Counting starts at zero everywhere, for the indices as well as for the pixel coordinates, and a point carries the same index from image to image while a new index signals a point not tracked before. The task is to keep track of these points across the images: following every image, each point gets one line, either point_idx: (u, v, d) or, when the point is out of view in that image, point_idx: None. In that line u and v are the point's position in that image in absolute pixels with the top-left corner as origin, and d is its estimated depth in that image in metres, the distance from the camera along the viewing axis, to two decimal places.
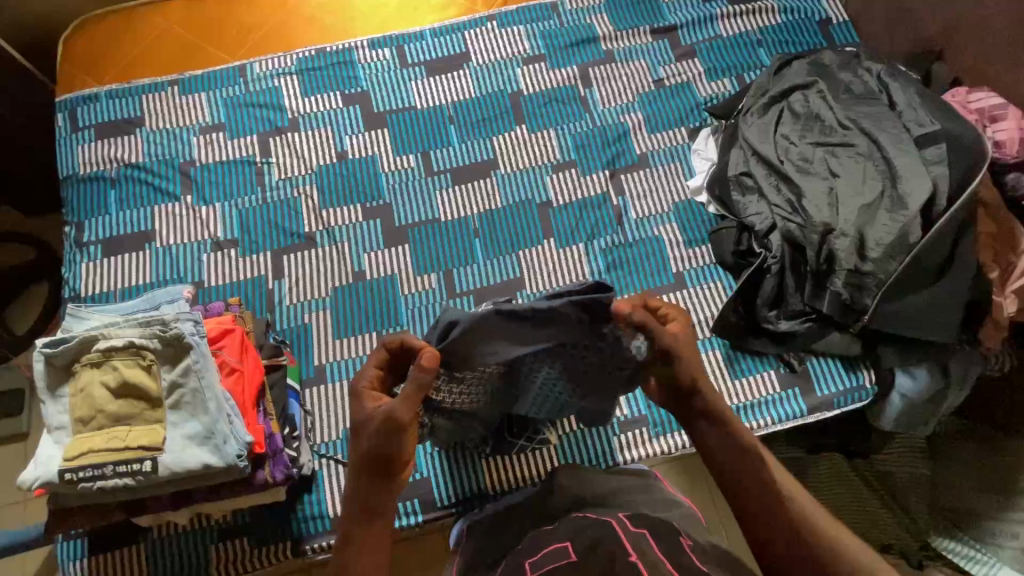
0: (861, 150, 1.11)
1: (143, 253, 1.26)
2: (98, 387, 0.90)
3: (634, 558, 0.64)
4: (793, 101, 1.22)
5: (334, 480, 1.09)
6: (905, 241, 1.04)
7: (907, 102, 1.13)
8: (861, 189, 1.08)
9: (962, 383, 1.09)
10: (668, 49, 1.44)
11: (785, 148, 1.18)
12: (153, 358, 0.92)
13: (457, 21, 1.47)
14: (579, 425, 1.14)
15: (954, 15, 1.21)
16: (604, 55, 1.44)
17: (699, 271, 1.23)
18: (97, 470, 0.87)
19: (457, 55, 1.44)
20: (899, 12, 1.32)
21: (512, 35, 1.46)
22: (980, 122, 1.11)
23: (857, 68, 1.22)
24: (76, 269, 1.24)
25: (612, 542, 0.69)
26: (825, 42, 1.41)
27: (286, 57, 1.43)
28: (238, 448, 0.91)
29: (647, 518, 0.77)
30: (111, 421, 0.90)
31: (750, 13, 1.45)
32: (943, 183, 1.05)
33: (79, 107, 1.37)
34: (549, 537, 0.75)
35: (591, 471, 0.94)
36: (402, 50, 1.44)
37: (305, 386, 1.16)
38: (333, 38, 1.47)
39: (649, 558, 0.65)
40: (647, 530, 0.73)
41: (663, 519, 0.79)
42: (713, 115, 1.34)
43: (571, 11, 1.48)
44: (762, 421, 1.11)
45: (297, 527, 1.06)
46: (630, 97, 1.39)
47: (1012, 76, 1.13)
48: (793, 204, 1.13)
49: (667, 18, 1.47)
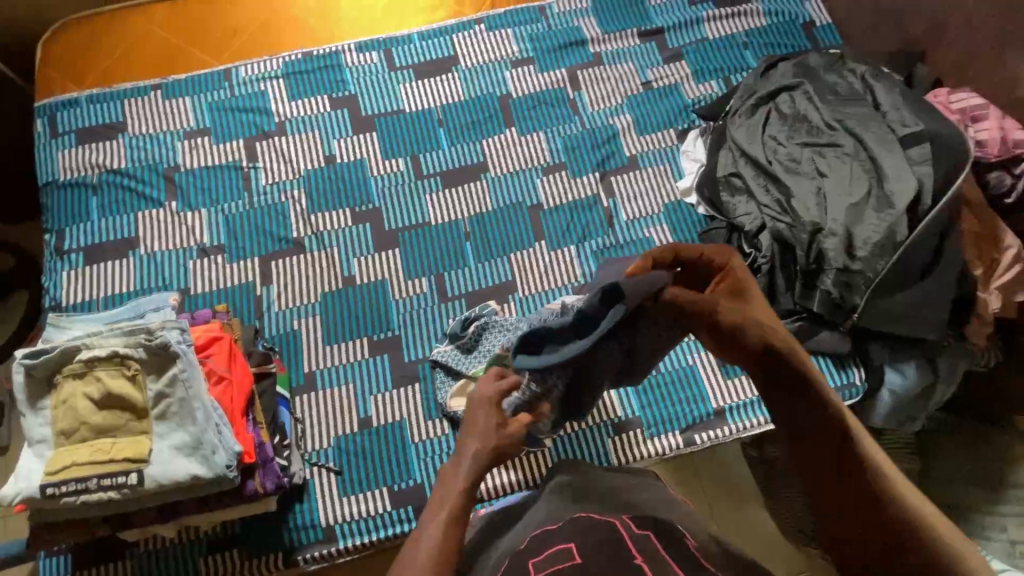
0: (847, 150, 1.12)
1: (126, 261, 1.23)
2: (81, 399, 0.87)
3: (639, 560, 0.65)
4: (780, 102, 1.23)
5: (327, 488, 1.08)
6: (892, 239, 1.05)
7: (891, 103, 1.15)
8: (848, 188, 1.09)
9: (950, 379, 1.10)
10: (656, 52, 1.45)
11: (773, 149, 1.18)
12: (138, 368, 0.89)
13: (446, 24, 1.47)
14: (575, 427, 1.14)
15: (937, 18, 1.23)
16: (592, 58, 1.44)
17: None
18: (81, 484, 0.84)
19: (445, 58, 1.44)
20: (882, 15, 1.34)
21: (499, 38, 1.45)
22: (963, 122, 1.13)
23: (842, 70, 1.23)
24: (57, 278, 1.21)
25: (615, 544, 0.68)
26: (810, 44, 1.43)
27: (273, 61, 1.41)
28: (227, 458, 0.89)
29: (648, 519, 0.77)
30: (94, 433, 0.87)
31: (735, 16, 1.47)
32: (928, 183, 1.06)
33: (59, 112, 1.34)
34: (550, 538, 0.74)
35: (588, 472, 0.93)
36: (390, 53, 1.44)
37: (296, 394, 1.14)
38: (320, 42, 1.46)
39: (655, 561, 0.66)
40: (651, 531, 0.73)
41: (663, 519, 0.78)
42: (701, 117, 1.35)
43: (559, 14, 1.49)
44: (754, 422, 1.14)
45: (288, 537, 1.05)
46: (619, 99, 1.40)
47: (994, 77, 1.15)
48: (782, 204, 1.14)
49: (654, 21, 1.48)
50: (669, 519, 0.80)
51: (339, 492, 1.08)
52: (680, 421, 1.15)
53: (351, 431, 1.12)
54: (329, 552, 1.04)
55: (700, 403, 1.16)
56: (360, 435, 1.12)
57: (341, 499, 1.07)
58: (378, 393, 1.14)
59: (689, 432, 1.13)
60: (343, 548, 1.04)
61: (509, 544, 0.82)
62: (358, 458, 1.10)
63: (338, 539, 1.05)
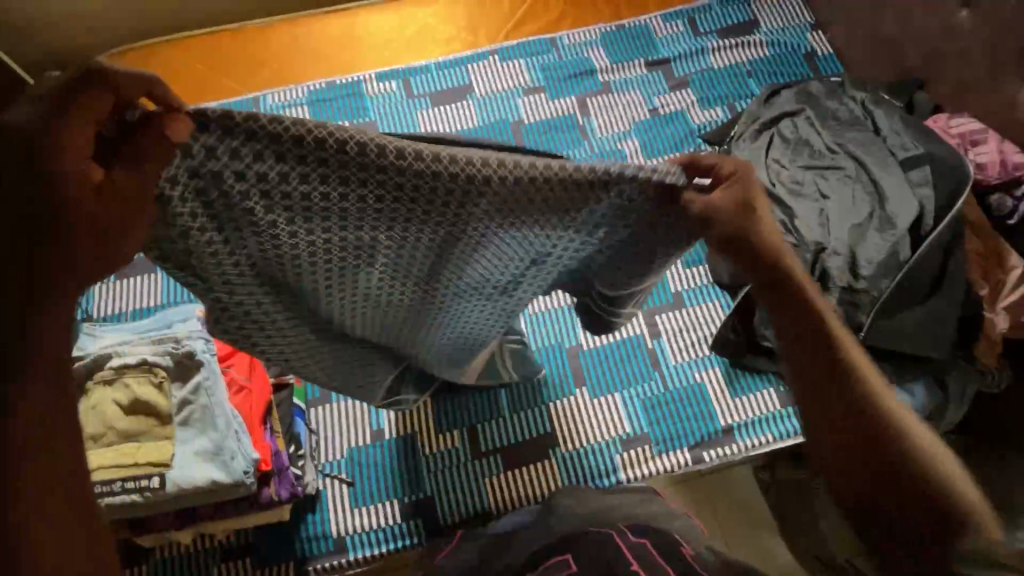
0: (849, 173, 1.15)
1: (154, 276, 1.29)
2: (110, 404, 0.91)
3: (635, 566, 0.69)
4: (782, 127, 1.25)
5: (338, 500, 1.10)
6: (896, 259, 1.07)
7: (891, 129, 1.18)
8: (851, 210, 1.11)
9: (961, 400, 1.10)
10: (663, 81, 1.51)
11: (777, 171, 1.20)
12: (164, 375, 0.93)
13: (461, 55, 1.54)
14: (583, 444, 1.15)
15: (934, 47, 1.28)
16: (601, 86, 1.51)
17: (696, 292, 1.27)
18: (106, 487, 0.87)
19: (461, 86, 1.51)
20: (880, 45, 1.39)
21: (512, 68, 1.53)
22: (962, 146, 1.16)
23: (842, 97, 1.26)
24: (89, 292, 1.27)
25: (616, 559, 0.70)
26: (812, 73, 1.48)
27: (298, 89, 1.49)
28: (245, 464, 0.92)
29: (647, 529, 0.79)
30: (121, 437, 0.91)
31: (740, 46, 1.53)
32: (929, 205, 1.08)
33: None
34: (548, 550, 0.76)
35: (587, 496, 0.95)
36: (409, 82, 1.51)
37: (311, 406, 1.17)
38: (342, 71, 1.54)
39: (649, 566, 0.69)
40: (647, 538, 0.76)
41: (663, 529, 0.80)
42: (707, 142, 1.40)
43: (570, 45, 1.56)
44: (762, 439, 1.15)
45: (300, 548, 1.06)
46: (627, 126, 1.46)
47: (991, 104, 1.19)
48: (786, 225, 1.15)
49: (661, 51, 1.54)
50: (670, 530, 0.82)
51: (350, 503, 1.10)
52: (688, 438, 1.16)
53: (363, 443, 1.14)
54: (339, 563, 1.06)
55: (708, 421, 1.16)
56: (372, 447, 1.14)
57: (352, 510, 1.09)
58: (390, 406, 1.17)
59: (698, 450, 1.14)
60: (353, 559, 1.06)
61: (509, 556, 0.84)
62: (370, 469, 1.12)
63: (348, 550, 1.07)
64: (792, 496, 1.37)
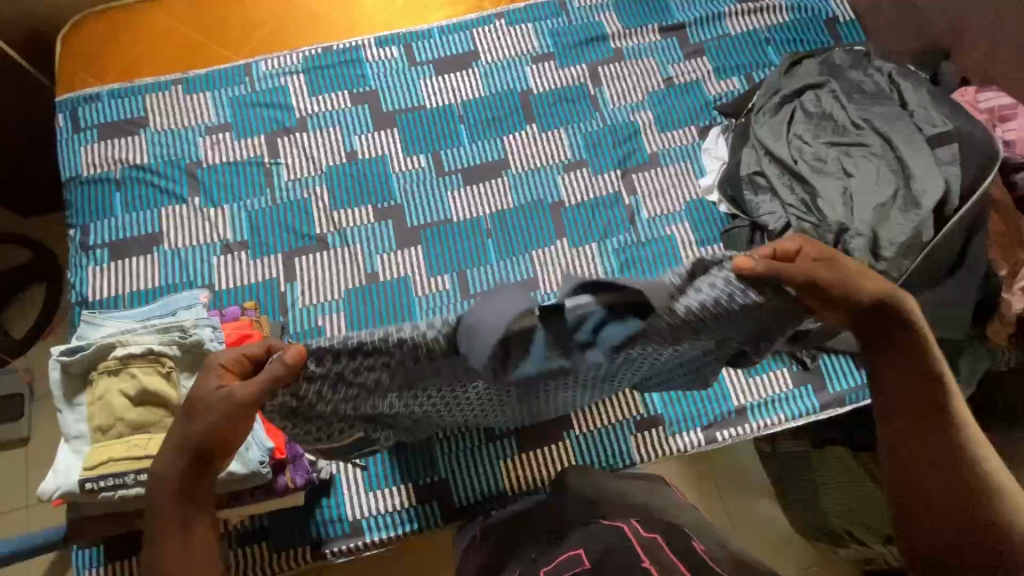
0: (874, 150, 1.11)
1: (150, 257, 1.24)
2: (117, 395, 0.88)
3: (648, 563, 0.67)
4: (805, 100, 1.21)
5: (354, 484, 1.09)
6: (918, 240, 1.03)
7: (919, 103, 1.13)
8: (875, 187, 1.08)
9: (971, 378, 1.11)
10: (677, 48, 1.44)
11: (799, 148, 1.17)
12: (173, 365, 0.90)
13: (466, 19, 1.46)
14: (597, 426, 1.15)
15: (961, 15, 1.22)
16: (613, 54, 1.44)
17: None
18: (118, 479, 0.85)
19: (465, 53, 1.43)
20: (905, 12, 1.34)
21: (519, 33, 1.45)
22: (990, 121, 1.13)
23: (867, 68, 1.21)
24: (83, 273, 1.22)
25: (624, 549, 0.70)
26: (832, 40, 1.41)
27: (293, 55, 1.40)
28: (261, 454, 0.91)
29: (656, 521, 0.79)
30: (130, 429, 0.88)
31: (757, 11, 1.46)
32: (956, 182, 1.05)
33: (81, 107, 1.34)
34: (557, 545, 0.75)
35: (600, 477, 0.95)
36: (411, 48, 1.43)
37: None
38: (339, 35, 1.45)
39: (661, 562, 0.68)
40: (658, 534, 0.75)
41: (671, 522, 0.80)
42: (723, 114, 1.36)
43: (580, 9, 1.48)
44: (775, 419, 1.15)
45: (316, 530, 1.06)
46: (640, 96, 1.41)
47: (1018, 78, 1.15)
48: (807, 203, 1.12)
49: (675, 16, 1.47)
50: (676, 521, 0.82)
51: (365, 487, 1.09)
52: (702, 418, 1.16)
53: None
54: (356, 545, 1.06)
55: (722, 401, 1.16)
56: None
57: (367, 495, 1.09)
58: None
59: (712, 430, 1.15)
60: (370, 542, 1.06)
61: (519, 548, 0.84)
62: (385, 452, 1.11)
63: (364, 532, 1.07)
64: (796, 472, 1.39)
